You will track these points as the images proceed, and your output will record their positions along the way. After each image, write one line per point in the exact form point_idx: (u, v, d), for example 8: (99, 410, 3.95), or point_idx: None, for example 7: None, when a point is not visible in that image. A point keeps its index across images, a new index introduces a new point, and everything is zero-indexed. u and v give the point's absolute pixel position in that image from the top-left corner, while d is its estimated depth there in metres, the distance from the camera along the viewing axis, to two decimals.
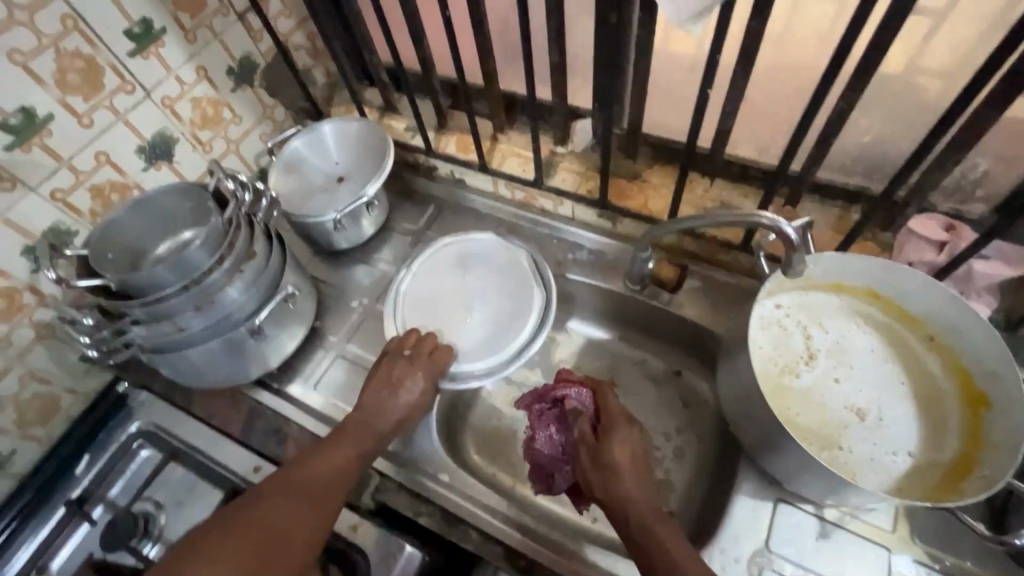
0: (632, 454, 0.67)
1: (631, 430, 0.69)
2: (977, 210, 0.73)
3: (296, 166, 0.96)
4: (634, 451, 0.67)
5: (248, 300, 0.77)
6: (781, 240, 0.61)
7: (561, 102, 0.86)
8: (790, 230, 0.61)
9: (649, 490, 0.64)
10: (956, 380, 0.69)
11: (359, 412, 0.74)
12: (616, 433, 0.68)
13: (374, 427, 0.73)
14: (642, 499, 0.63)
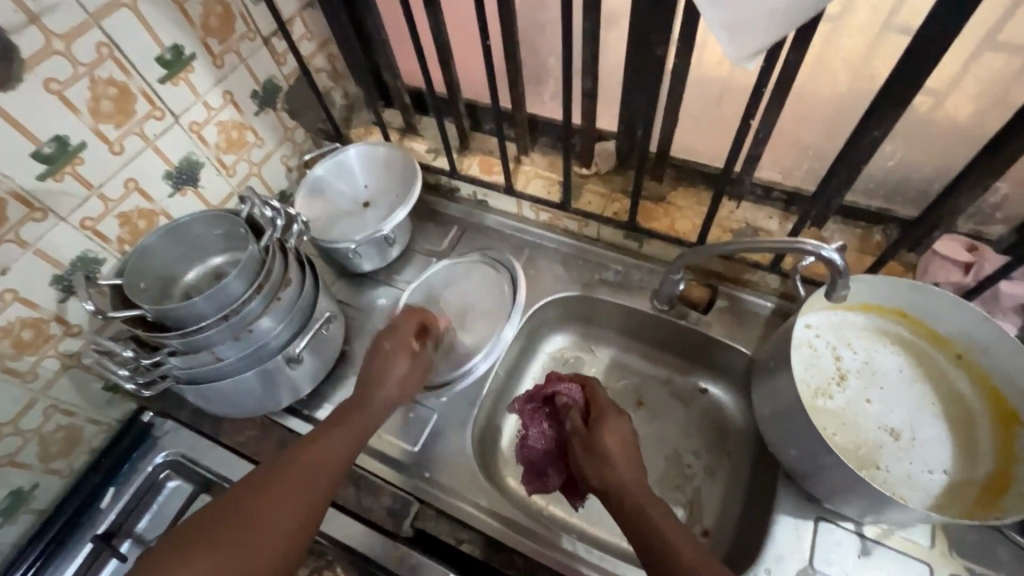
0: (628, 445, 0.67)
1: (620, 420, 0.70)
2: (997, 230, 0.76)
3: (320, 191, 0.95)
4: (625, 438, 0.68)
5: (283, 327, 0.77)
6: (824, 264, 0.64)
7: (589, 126, 0.88)
8: (834, 255, 0.63)
9: (638, 472, 0.64)
10: (986, 397, 0.71)
11: (349, 404, 0.73)
12: (612, 425, 0.69)
13: (366, 420, 0.72)
14: (631, 481, 0.63)
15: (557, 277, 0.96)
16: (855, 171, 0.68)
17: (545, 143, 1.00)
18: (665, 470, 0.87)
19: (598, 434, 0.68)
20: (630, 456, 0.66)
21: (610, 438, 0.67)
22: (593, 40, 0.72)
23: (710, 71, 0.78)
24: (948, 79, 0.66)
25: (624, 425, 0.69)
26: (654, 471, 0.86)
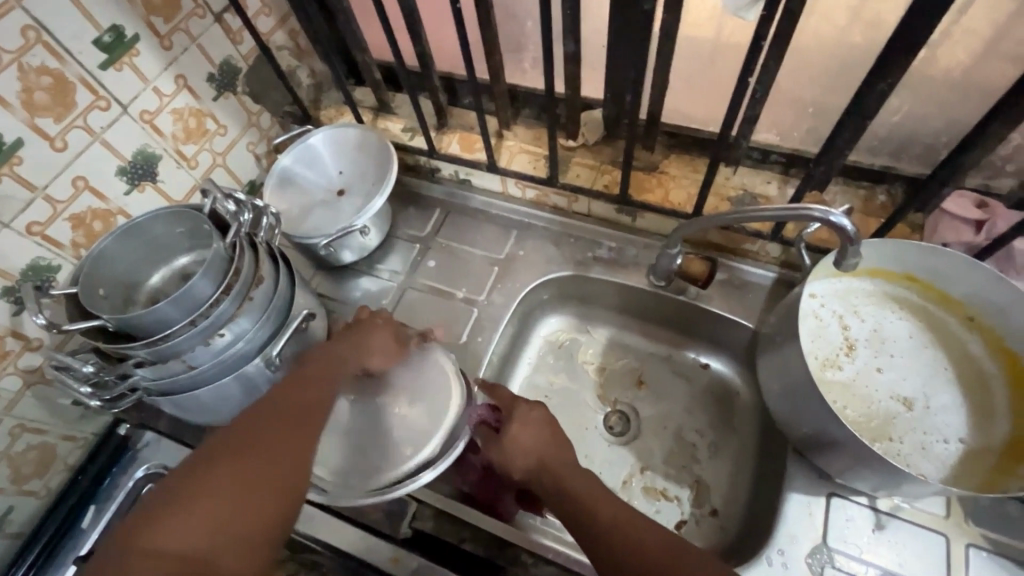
0: (542, 431, 0.67)
1: (531, 409, 0.70)
2: (1006, 184, 0.72)
3: (290, 181, 0.89)
4: (542, 426, 0.68)
5: (259, 328, 0.72)
6: (835, 231, 0.60)
7: (573, 94, 0.82)
8: (844, 221, 0.59)
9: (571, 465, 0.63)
10: (1000, 360, 0.68)
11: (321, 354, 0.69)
12: (523, 412, 0.69)
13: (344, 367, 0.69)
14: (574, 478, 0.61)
15: (547, 256, 0.91)
16: (861, 129, 0.64)
17: (528, 115, 0.94)
18: (670, 449, 0.84)
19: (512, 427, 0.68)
20: (549, 440, 0.66)
21: (522, 429, 0.67)
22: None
23: (700, 29, 0.72)
24: (960, 23, 0.60)
25: (535, 411, 0.69)
26: (658, 452, 0.84)
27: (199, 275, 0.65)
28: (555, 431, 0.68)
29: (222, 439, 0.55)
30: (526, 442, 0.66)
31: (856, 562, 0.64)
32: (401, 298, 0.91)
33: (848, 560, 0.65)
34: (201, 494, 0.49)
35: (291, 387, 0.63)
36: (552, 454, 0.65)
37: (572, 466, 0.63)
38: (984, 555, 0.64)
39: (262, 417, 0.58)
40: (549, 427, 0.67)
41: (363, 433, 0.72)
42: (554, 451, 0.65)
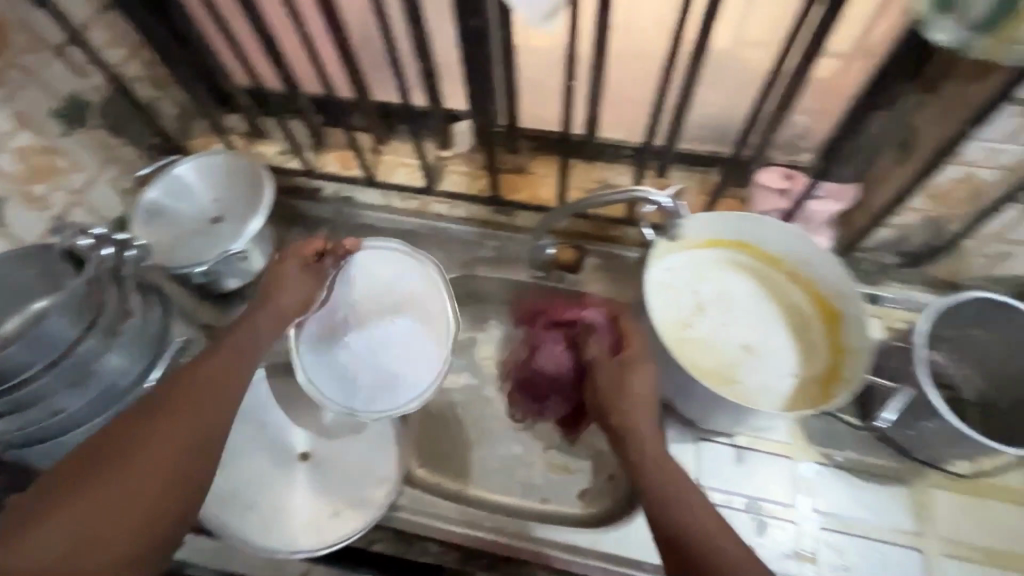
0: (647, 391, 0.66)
1: (651, 365, 0.68)
2: (807, 158, 0.85)
3: (159, 214, 0.87)
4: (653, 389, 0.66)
5: (133, 363, 0.70)
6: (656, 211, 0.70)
7: (437, 106, 0.87)
8: (661, 201, 0.70)
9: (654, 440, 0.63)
10: (815, 304, 0.81)
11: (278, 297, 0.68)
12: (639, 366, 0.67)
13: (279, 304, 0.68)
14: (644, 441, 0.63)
15: (435, 261, 0.95)
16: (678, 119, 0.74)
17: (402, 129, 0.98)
18: (568, 426, 0.90)
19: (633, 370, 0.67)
20: (638, 394, 0.66)
21: (639, 380, 0.67)
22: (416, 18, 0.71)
23: (539, 40, 0.80)
24: None
25: (645, 367, 0.68)
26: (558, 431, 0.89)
27: (47, 311, 0.62)
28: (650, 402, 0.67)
29: (114, 423, 0.53)
30: (637, 388, 0.66)
31: (723, 495, 0.73)
32: None
33: (717, 494, 0.74)
34: (78, 482, 0.48)
35: (182, 397, 0.55)
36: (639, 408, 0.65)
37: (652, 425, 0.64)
38: (823, 469, 0.75)
39: (130, 453, 0.50)
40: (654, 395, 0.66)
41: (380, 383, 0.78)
42: (649, 418, 0.65)
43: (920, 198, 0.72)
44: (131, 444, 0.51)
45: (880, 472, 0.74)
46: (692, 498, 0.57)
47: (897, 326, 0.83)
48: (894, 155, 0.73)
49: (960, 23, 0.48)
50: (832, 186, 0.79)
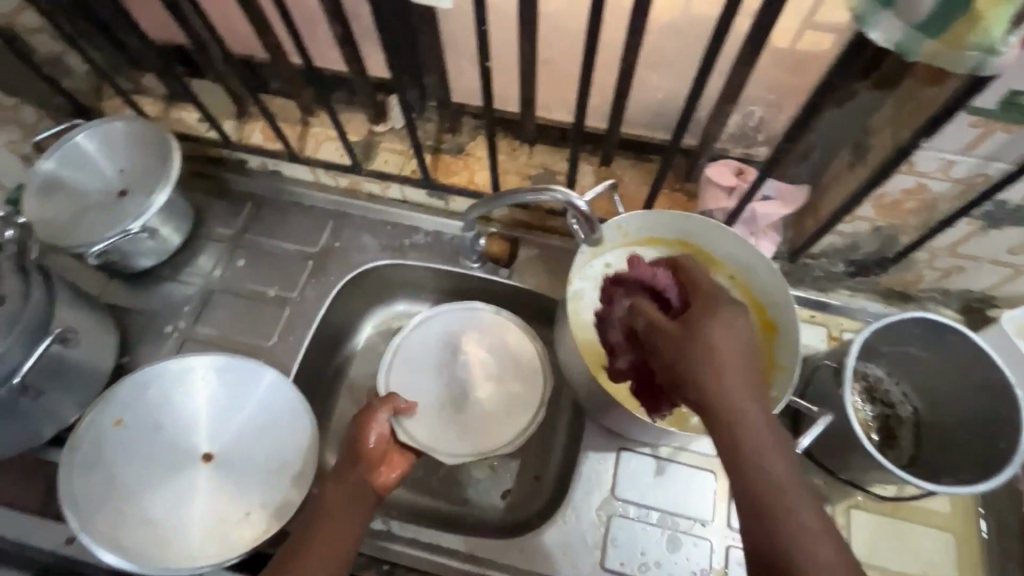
0: (739, 335, 0.52)
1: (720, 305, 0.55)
2: (761, 152, 0.78)
3: (58, 186, 0.80)
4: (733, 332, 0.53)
5: (7, 354, 0.63)
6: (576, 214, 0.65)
7: (361, 77, 0.79)
8: (582, 204, 0.65)
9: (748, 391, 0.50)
10: (754, 311, 0.76)
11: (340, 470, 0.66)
12: (700, 308, 0.55)
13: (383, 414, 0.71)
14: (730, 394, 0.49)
15: (364, 246, 0.89)
16: None
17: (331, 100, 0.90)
18: None
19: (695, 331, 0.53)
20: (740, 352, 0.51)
21: (713, 322, 0.53)
22: None
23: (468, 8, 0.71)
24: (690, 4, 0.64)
25: (714, 324, 0.53)
26: None
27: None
28: (717, 321, 0.53)
29: (298, 546, 0.60)
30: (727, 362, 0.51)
31: (639, 509, 0.71)
32: (208, 302, 0.86)
33: (633, 507, 0.71)
34: None
35: (313, 528, 0.61)
36: (715, 371, 0.50)
37: (743, 392, 0.49)
38: None
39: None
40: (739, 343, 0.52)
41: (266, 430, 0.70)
42: (727, 406, 0.49)
43: (870, 208, 0.66)
44: (316, 541, 0.60)
45: None
46: (773, 477, 0.46)
47: (839, 336, 0.79)
48: (848, 159, 0.67)
49: (908, 19, 0.42)
50: (781, 186, 0.74)
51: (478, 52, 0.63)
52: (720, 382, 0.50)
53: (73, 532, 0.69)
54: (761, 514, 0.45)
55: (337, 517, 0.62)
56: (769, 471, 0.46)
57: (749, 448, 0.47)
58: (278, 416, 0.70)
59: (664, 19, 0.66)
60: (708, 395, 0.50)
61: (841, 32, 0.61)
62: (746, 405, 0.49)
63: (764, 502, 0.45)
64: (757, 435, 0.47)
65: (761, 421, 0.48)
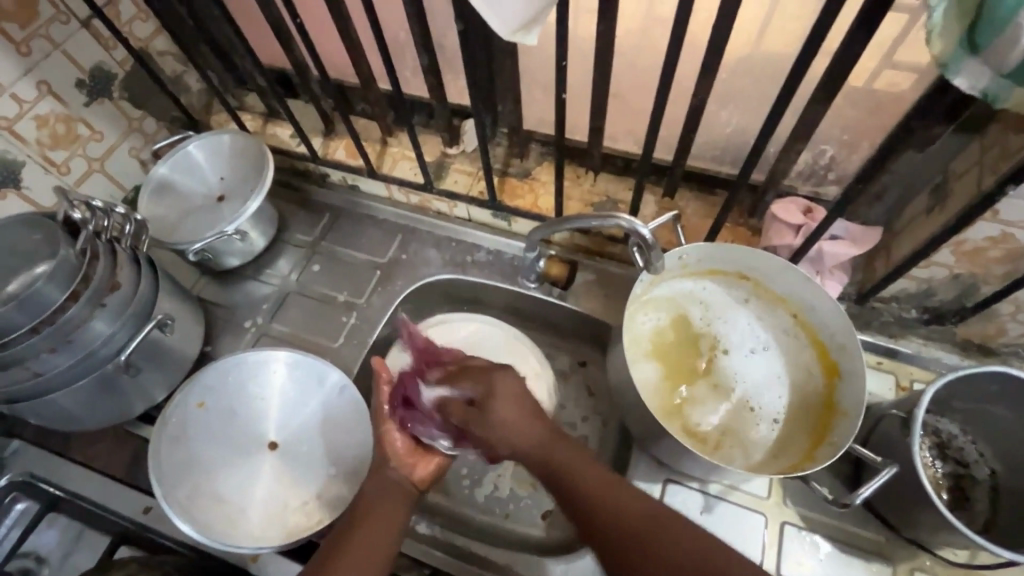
0: (525, 404, 0.58)
1: (515, 381, 0.59)
2: (831, 191, 0.77)
3: (167, 189, 0.90)
4: (517, 397, 0.58)
5: (117, 333, 0.72)
6: (639, 241, 0.66)
7: (441, 103, 0.85)
8: (646, 231, 0.66)
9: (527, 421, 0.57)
10: (815, 352, 0.74)
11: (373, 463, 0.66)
12: (496, 385, 0.59)
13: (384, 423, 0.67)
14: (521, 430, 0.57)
15: (428, 260, 0.94)
16: None
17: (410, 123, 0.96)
18: None
19: (489, 409, 0.58)
20: (528, 414, 0.58)
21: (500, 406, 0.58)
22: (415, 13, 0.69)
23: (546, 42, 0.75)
24: (764, 42, 0.65)
25: (509, 377, 0.59)
26: None
27: (43, 268, 0.74)
28: (528, 399, 0.59)
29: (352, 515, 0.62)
30: (515, 423, 0.57)
31: None
32: (284, 302, 0.93)
33: None
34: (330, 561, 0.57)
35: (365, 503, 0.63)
36: (530, 441, 0.57)
37: (578, 446, 0.58)
38: (797, 532, 0.70)
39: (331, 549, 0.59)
40: (521, 401, 0.58)
41: (319, 427, 0.75)
42: (547, 441, 0.57)
43: (948, 254, 0.64)
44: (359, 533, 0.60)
45: (861, 546, 0.69)
46: (624, 510, 0.54)
47: (908, 386, 0.76)
48: (925, 203, 0.65)
49: (996, 67, 0.40)
50: (852, 227, 0.72)
51: (556, 84, 0.66)
52: (540, 449, 0.57)
53: (150, 502, 0.76)
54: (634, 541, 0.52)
55: (377, 520, 0.61)
56: (635, 506, 0.54)
57: (572, 472, 0.56)
58: (341, 414, 0.75)
59: (738, 58, 0.67)
60: (530, 448, 0.57)
61: (924, 75, 0.61)
62: (588, 478, 0.56)
63: (639, 521, 0.53)
64: (590, 472, 0.56)
65: (581, 466, 0.56)
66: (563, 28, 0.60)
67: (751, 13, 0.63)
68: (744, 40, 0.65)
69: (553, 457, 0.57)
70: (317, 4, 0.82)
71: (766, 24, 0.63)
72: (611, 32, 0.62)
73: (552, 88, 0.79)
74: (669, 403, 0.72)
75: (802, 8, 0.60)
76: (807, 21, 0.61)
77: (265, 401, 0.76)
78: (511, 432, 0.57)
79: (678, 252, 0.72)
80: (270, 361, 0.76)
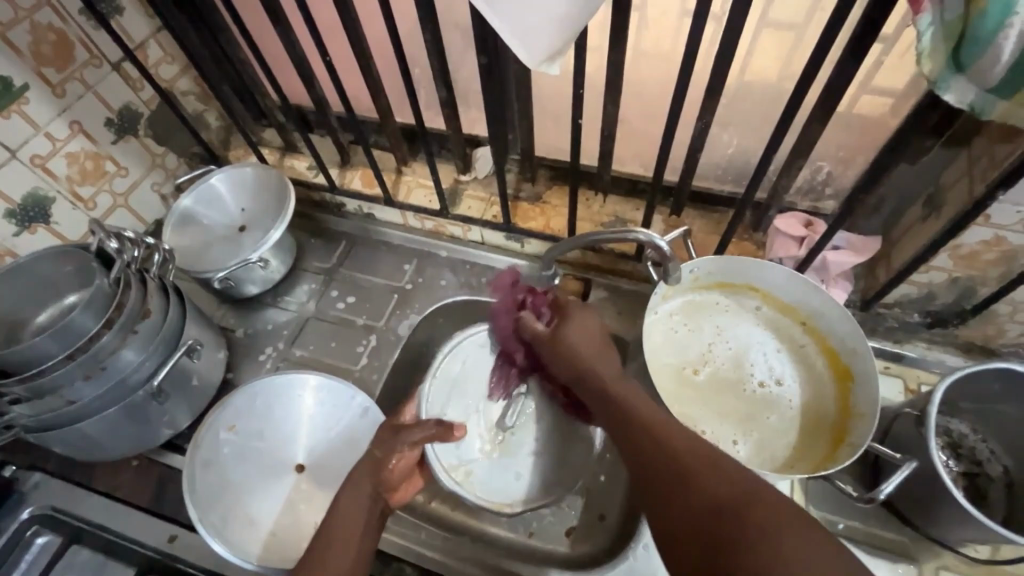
0: (594, 334, 0.69)
1: (586, 312, 0.72)
2: (829, 206, 0.81)
3: (190, 222, 0.93)
4: (588, 329, 0.70)
5: (146, 361, 0.73)
6: (656, 252, 0.70)
7: (458, 133, 0.89)
8: (663, 244, 0.69)
9: (611, 360, 0.67)
10: (826, 359, 0.77)
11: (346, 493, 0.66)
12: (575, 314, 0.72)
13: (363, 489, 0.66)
14: (603, 367, 0.66)
15: (445, 283, 0.96)
16: None
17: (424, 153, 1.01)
18: None
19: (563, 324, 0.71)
20: (596, 346, 0.68)
21: (566, 330, 0.70)
22: (436, 51, 0.74)
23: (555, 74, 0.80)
24: (760, 69, 0.70)
25: (589, 311, 0.72)
26: None
27: (73, 299, 0.78)
28: (604, 337, 0.70)
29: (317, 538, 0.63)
30: (580, 340, 0.69)
31: None
32: (303, 328, 0.94)
33: None
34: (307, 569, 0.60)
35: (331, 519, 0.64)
36: (596, 366, 0.66)
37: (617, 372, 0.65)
38: None
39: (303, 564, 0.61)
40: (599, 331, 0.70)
41: (344, 451, 0.76)
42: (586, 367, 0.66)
43: (946, 258, 0.68)
44: (326, 550, 0.61)
45: (885, 547, 0.70)
46: (673, 446, 0.52)
47: (917, 389, 0.78)
48: (920, 212, 0.70)
49: (980, 83, 0.44)
50: (851, 238, 0.77)
51: (572, 111, 0.71)
52: (585, 363, 0.67)
53: (175, 531, 0.75)
54: (677, 464, 0.50)
55: (346, 521, 0.63)
56: (684, 441, 0.52)
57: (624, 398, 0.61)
58: (367, 436, 0.75)
59: (736, 82, 0.73)
60: (576, 361, 0.68)
61: (911, 98, 0.66)
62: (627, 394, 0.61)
63: (678, 452, 0.52)
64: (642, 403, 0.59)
65: (640, 398, 0.60)
66: (579, 60, 0.65)
67: (751, 43, 0.68)
68: (741, 66, 0.71)
69: (608, 380, 0.64)
70: (340, 44, 0.87)
71: (767, 53, 0.68)
72: (621, 63, 0.66)
73: (562, 116, 0.85)
74: (687, 414, 0.74)
75: (792, 39, 0.66)
76: (795, 51, 0.67)
77: (292, 424, 0.77)
78: (566, 348, 0.69)
79: (691, 264, 0.75)
80: (295, 386, 0.77)
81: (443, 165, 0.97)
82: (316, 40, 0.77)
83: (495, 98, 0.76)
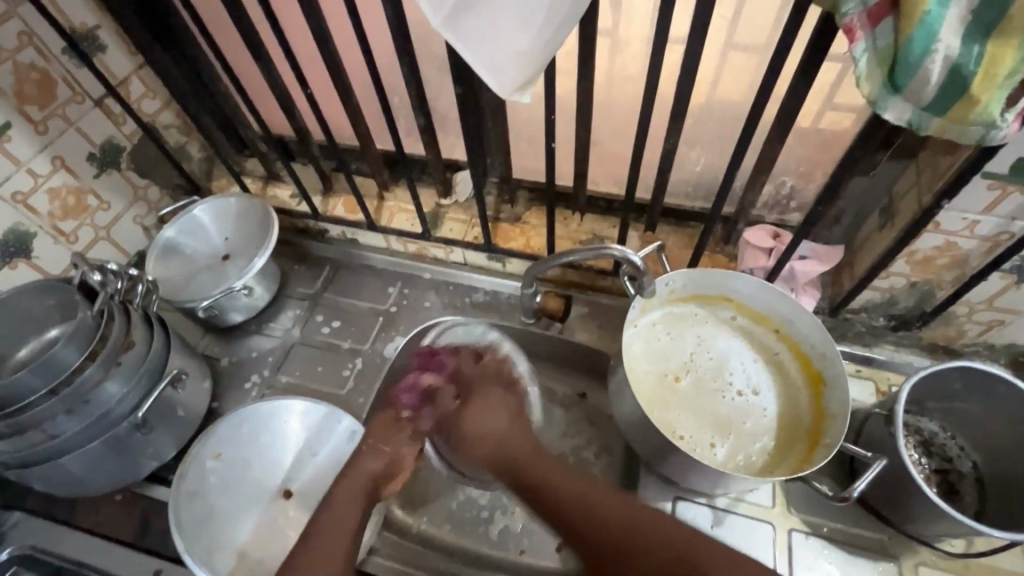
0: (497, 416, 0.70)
1: (505, 395, 0.73)
2: (795, 218, 0.85)
3: (174, 252, 0.94)
4: (508, 409, 0.71)
5: (130, 393, 0.73)
6: (630, 268, 0.72)
7: (438, 158, 0.91)
8: (637, 259, 0.72)
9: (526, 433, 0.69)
10: (801, 364, 0.80)
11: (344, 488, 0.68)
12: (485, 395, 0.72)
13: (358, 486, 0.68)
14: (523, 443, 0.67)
15: (429, 304, 0.98)
16: None
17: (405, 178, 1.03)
18: None
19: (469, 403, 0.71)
20: (504, 424, 0.69)
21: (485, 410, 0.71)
22: (414, 81, 0.77)
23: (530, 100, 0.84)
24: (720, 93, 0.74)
25: (499, 395, 0.72)
26: None
27: (55, 332, 0.78)
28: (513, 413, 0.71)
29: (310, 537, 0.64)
30: (487, 416, 0.70)
31: None
32: (288, 354, 0.95)
33: None
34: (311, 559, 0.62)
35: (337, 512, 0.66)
36: (493, 437, 0.68)
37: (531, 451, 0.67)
38: (803, 537, 0.73)
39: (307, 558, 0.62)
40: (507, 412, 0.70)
41: (333, 474, 0.76)
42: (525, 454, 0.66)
43: (903, 264, 0.72)
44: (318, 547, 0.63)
45: (867, 546, 0.72)
46: (615, 515, 0.58)
47: (887, 390, 0.82)
48: (878, 221, 0.73)
49: (916, 102, 0.48)
50: (816, 248, 0.80)
51: (545, 135, 0.74)
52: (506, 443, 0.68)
53: (160, 565, 0.74)
54: (607, 533, 0.57)
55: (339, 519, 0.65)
56: (601, 505, 0.59)
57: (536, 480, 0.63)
58: (354, 458, 0.75)
59: (699, 104, 0.77)
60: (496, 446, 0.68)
61: (864, 115, 0.70)
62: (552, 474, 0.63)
63: (615, 524, 0.58)
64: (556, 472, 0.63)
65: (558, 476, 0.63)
66: (549, 87, 0.68)
67: (711, 67, 0.72)
68: (703, 89, 0.75)
69: (524, 459, 0.66)
70: (320, 76, 0.89)
71: (726, 76, 0.73)
72: (590, 89, 0.70)
73: (538, 140, 0.88)
74: (668, 424, 0.76)
75: (751, 63, 0.71)
76: (752, 75, 0.72)
77: (279, 449, 0.77)
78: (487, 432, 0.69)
79: (666, 278, 0.78)
80: (281, 412, 0.77)
81: (424, 190, 0.99)
82: (297, 74, 0.80)
83: (472, 124, 0.78)
